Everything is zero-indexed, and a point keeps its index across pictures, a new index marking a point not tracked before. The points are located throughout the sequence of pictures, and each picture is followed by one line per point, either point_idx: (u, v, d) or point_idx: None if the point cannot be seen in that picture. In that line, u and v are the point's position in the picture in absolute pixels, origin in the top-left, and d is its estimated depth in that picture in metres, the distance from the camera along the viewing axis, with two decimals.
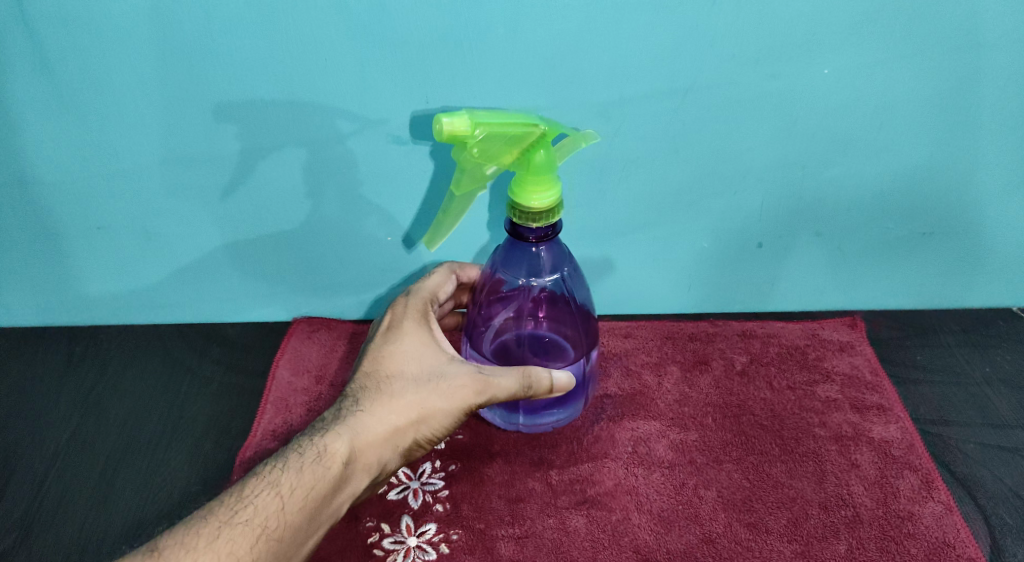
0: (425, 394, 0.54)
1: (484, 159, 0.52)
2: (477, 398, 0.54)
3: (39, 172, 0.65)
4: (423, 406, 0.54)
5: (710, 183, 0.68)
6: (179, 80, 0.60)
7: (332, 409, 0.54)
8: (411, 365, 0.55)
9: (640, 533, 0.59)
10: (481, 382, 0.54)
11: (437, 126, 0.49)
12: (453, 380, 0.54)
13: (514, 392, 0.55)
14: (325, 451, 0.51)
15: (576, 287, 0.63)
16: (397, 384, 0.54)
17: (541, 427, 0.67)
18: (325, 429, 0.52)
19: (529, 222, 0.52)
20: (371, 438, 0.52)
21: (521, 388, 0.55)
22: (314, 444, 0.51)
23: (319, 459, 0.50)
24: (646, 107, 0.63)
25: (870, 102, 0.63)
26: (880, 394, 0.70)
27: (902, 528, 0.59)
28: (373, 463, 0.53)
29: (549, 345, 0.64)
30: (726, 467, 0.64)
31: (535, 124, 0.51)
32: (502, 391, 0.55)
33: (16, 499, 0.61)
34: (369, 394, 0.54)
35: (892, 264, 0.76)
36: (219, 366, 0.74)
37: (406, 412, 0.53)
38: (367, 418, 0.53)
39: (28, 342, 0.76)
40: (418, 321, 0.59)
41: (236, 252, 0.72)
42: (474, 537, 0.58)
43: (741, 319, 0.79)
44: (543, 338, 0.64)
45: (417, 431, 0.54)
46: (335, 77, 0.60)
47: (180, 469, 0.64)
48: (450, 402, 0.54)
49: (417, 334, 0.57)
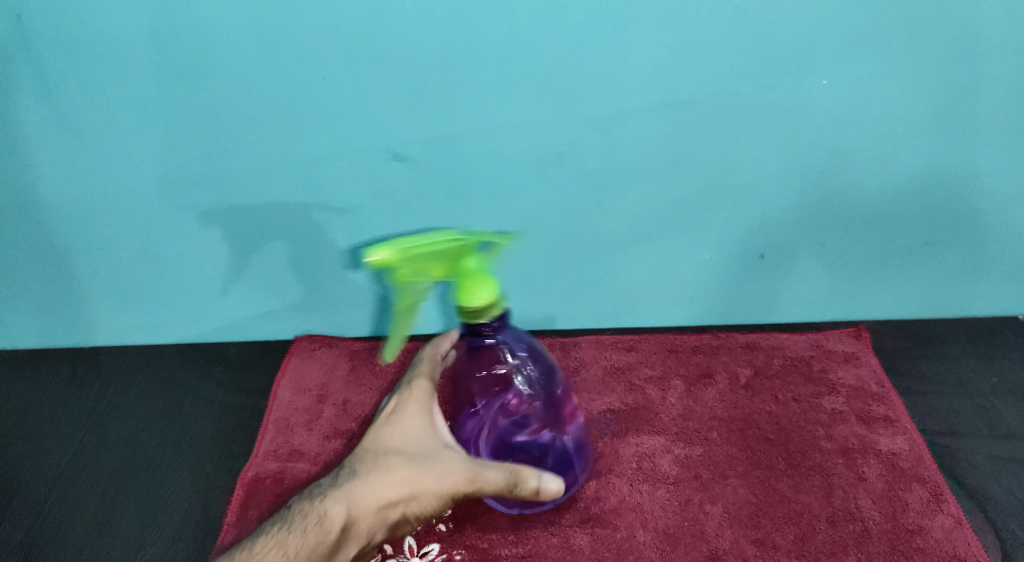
0: (418, 473, 0.52)
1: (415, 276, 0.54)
2: (466, 487, 0.51)
3: (37, 192, 0.65)
4: (414, 485, 0.52)
5: (711, 194, 0.68)
6: (176, 100, 0.60)
7: (334, 475, 0.54)
8: (410, 444, 0.54)
9: (645, 551, 0.58)
10: (472, 469, 0.52)
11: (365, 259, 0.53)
12: (445, 462, 0.52)
13: (502, 489, 0.51)
14: (324, 516, 0.51)
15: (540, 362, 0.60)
16: (393, 459, 0.53)
17: None
18: (324, 493, 0.52)
19: (476, 321, 0.53)
20: (365, 510, 0.51)
21: (508, 486, 0.51)
22: (316, 508, 0.51)
23: (319, 523, 0.50)
24: (645, 119, 0.63)
25: (870, 111, 0.63)
26: (887, 405, 0.70)
27: (911, 543, 0.58)
28: (364, 534, 0.52)
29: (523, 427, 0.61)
30: (732, 482, 0.63)
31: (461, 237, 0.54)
32: (490, 485, 0.51)
33: (18, 522, 0.61)
34: (364, 465, 0.53)
35: (896, 273, 0.76)
36: (220, 385, 0.73)
37: (397, 487, 0.52)
38: (358, 488, 0.52)
39: (29, 364, 0.76)
40: (424, 395, 0.58)
41: (236, 271, 0.72)
42: (477, 557, 0.58)
43: (746, 331, 0.79)
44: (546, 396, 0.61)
45: (406, 508, 0.52)
46: (333, 94, 0.60)
47: (182, 490, 0.63)
48: (440, 484, 0.52)
49: (418, 411, 0.57)
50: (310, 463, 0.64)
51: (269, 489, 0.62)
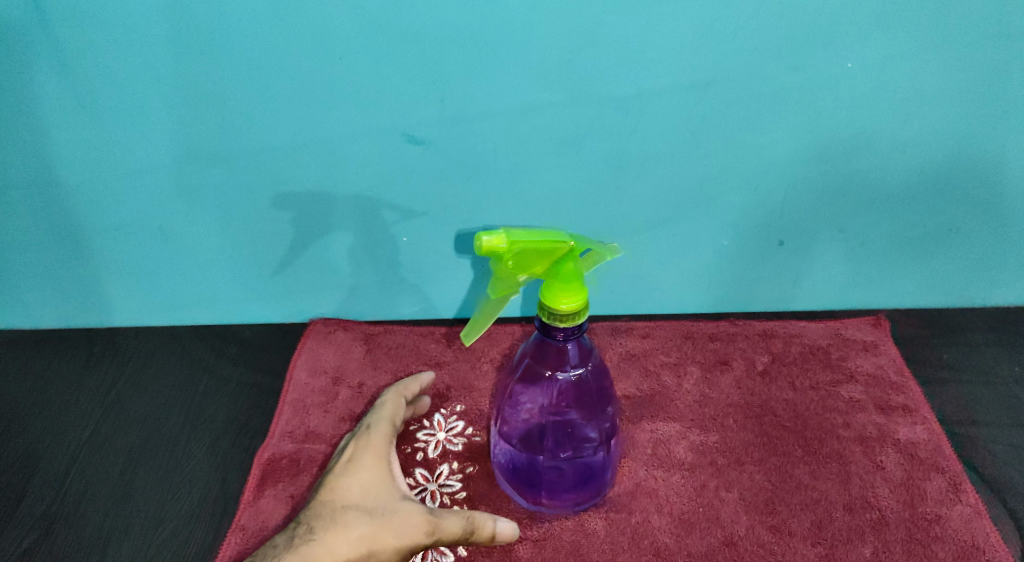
0: (376, 529, 0.53)
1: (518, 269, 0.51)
2: (426, 539, 0.53)
3: (57, 170, 0.66)
4: (374, 540, 0.53)
5: (731, 178, 0.67)
6: (195, 79, 0.60)
7: (286, 536, 0.54)
8: (365, 498, 0.55)
9: (661, 536, 0.58)
10: (431, 523, 0.54)
11: (476, 242, 0.51)
12: (406, 517, 0.54)
13: (463, 538, 0.54)
14: None
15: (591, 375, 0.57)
16: (349, 516, 0.54)
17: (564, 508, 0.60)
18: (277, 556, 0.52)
19: (556, 323, 0.50)
20: None
21: (470, 536, 0.54)
22: None
23: None
24: (666, 101, 0.62)
25: (894, 95, 0.62)
26: (906, 394, 0.69)
27: (929, 531, 0.58)
28: None
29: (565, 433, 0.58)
30: (748, 468, 0.63)
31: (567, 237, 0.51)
32: (450, 535, 0.53)
33: (37, 497, 0.61)
34: (321, 524, 0.54)
35: (917, 260, 0.75)
36: (236, 367, 0.74)
37: (355, 546, 0.53)
38: (317, 546, 0.52)
39: (47, 342, 0.77)
40: (380, 448, 0.59)
41: (253, 252, 0.72)
42: (492, 539, 0.58)
43: (762, 318, 0.78)
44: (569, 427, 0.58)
45: None
46: (352, 74, 0.60)
47: (199, 468, 0.64)
48: (400, 539, 0.53)
49: (374, 464, 0.58)
50: (326, 444, 0.65)
51: (286, 469, 0.62)
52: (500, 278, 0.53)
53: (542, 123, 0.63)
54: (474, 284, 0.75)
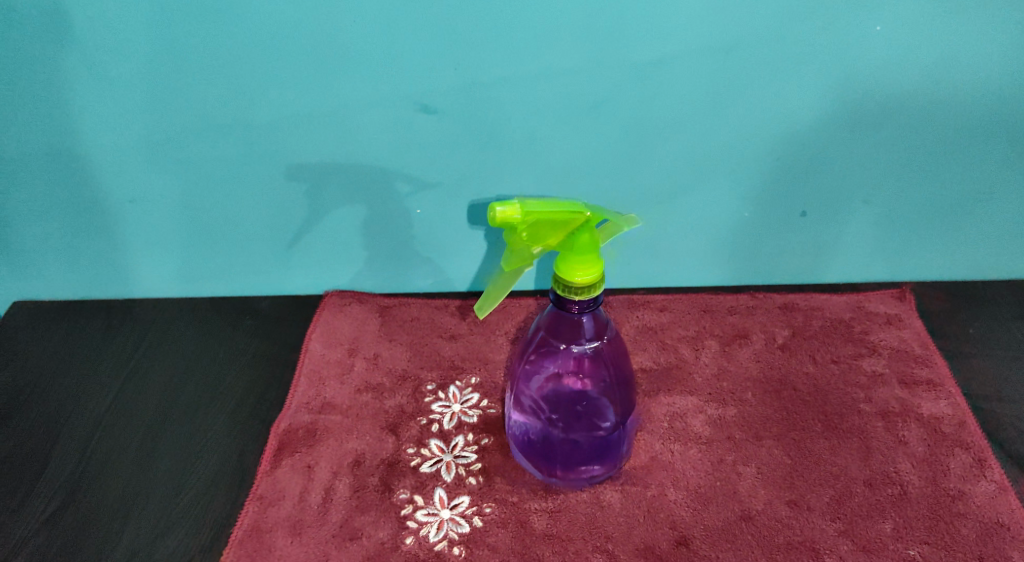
0: None
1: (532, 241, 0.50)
2: None
3: (72, 142, 0.65)
4: None
5: (752, 147, 0.66)
6: (206, 47, 0.59)
7: None
8: None
9: (677, 509, 0.57)
10: None
11: (490, 213, 0.49)
12: None
13: None
14: None
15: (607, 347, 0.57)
16: None
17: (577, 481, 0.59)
18: None
19: (572, 297, 0.49)
20: None
21: None
22: None
23: None
24: (687, 67, 0.60)
25: (925, 59, 0.60)
26: (930, 368, 0.68)
27: (953, 507, 0.57)
28: None
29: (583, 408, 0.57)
30: (767, 443, 0.62)
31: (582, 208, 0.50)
32: None
33: (60, 465, 0.62)
34: None
35: (944, 232, 0.73)
36: (253, 339, 0.74)
37: None
38: None
39: (67, 314, 0.78)
40: None
41: (268, 224, 0.72)
42: (507, 511, 0.57)
43: (782, 291, 0.77)
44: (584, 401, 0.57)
45: None
46: (363, 42, 0.59)
47: (217, 439, 0.64)
48: None
49: None
50: (342, 415, 0.65)
51: (302, 440, 0.63)
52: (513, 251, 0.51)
53: (557, 91, 0.62)
54: (489, 257, 0.75)
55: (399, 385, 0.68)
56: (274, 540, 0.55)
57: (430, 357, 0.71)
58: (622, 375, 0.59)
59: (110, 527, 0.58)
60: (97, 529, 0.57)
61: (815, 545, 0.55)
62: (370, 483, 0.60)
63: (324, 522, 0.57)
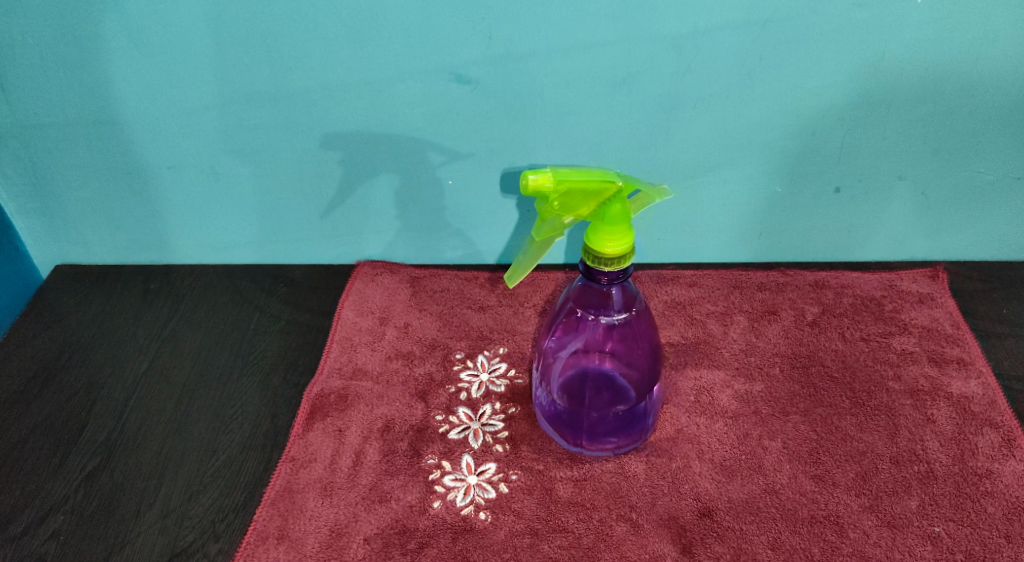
0: None
1: (564, 210, 0.51)
2: None
3: (113, 108, 0.67)
4: None
5: (787, 122, 0.65)
6: (243, 18, 0.60)
7: None
8: None
9: (701, 481, 0.58)
10: None
11: (523, 180, 0.50)
12: None
13: None
14: None
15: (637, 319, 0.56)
16: None
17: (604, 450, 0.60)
18: None
19: (601, 267, 0.50)
20: None
21: None
22: None
23: None
24: (722, 40, 0.60)
25: (967, 34, 0.59)
26: (961, 347, 0.67)
27: (979, 486, 0.57)
28: None
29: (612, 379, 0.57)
30: (793, 418, 0.62)
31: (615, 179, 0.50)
32: None
33: (99, 424, 0.65)
34: None
35: (980, 211, 0.72)
36: (286, 306, 0.75)
37: None
38: None
39: (107, 279, 0.80)
40: None
41: (301, 194, 0.73)
42: (533, 478, 0.58)
43: (813, 269, 0.77)
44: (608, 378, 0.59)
45: None
46: (398, 11, 0.59)
47: (250, 402, 0.66)
48: None
49: None
50: (373, 382, 0.66)
51: (334, 405, 0.64)
52: (544, 220, 0.52)
53: (590, 63, 0.62)
54: (519, 229, 0.75)
55: (429, 353, 0.69)
56: (306, 501, 0.57)
57: (460, 327, 0.72)
58: (649, 348, 0.58)
59: (146, 485, 0.59)
60: (133, 487, 0.59)
61: (840, 519, 0.55)
62: (399, 447, 0.61)
63: (354, 484, 0.58)
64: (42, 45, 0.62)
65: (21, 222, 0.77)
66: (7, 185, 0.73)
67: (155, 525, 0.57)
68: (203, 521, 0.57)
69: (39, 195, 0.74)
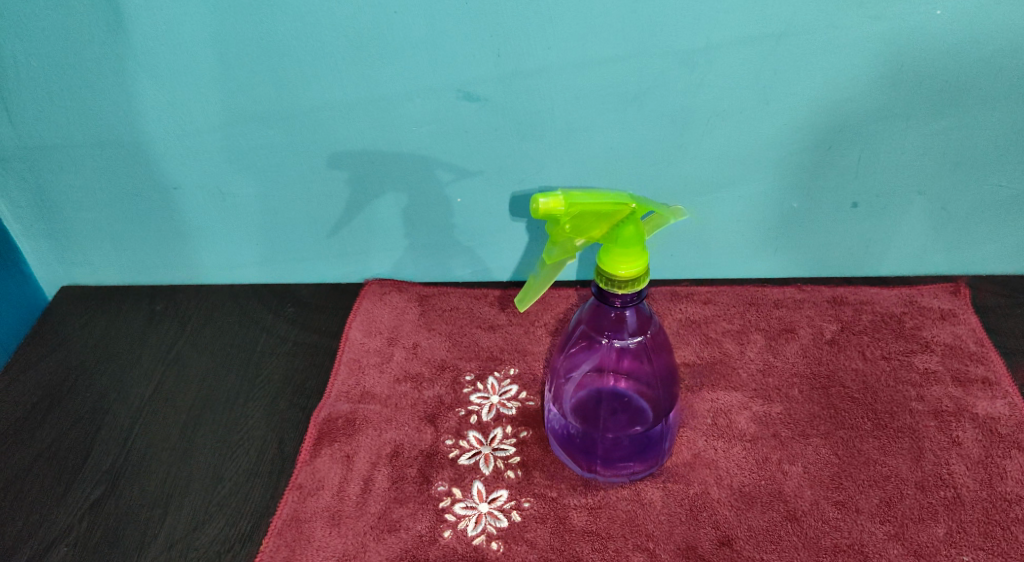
0: None
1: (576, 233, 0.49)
2: None
3: (118, 130, 0.66)
4: None
5: (803, 136, 0.64)
6: (244, 36, 0.59)
7: None
8: None
9: (720, 508, 0.56)
10: None
11: (533, 204, 0.47)
12: None
13: None
14: None
15: (654, 343, 0.55)
16: None
17: (619, 476, 0.58)
18: None
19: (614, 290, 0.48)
20: None
21: None
22: None
23: None
24: (736, 54, 0.58)
25: (989, 45, 0.57)
26: (986, 366, 0.65)
27: (1009, 513, 0.55)
28: None
29: (628, 403, 0.56)
30: (814, 441, 0.60)
31: (627, 199, 0.48)
32: None
33: (104, 451, 0.64)
34: None
35: (1003, 225, 0.70)
36: (293, 327, 0.74)
37: None
38: None
39: (113, 300, 0.79)
40: None
41: (308, 213, 0.72)
42: (546, 506, 0.57)
43: (830, 284, 0.75)
44: (625, 394, 0.56)
45: None
46: (405, 29, 0.58)
47: (256, 427, 0.65)
48: None
49: None
50: (381, 405, 0.65)
51: (342, 429, 0.63)
52: (556, 242, 0.50)
53: (601, 80, 0.60)
54: (530, 247, 0.74)
55: (438, 375, 0.68)
56: (313, 530, 0.56)
57: (469, 348, 0.70)
58: (667, 369, 0.56)
59: (150, 516, 0.58)
60: (137, 517, 0.58)
61: (864, 548, 0.53)
62: (408, 474, 0.59)
63: (362, 512, 0.57)
64: (46, 68, 0.61)
65: (26, 245, 0.76)
66: (12, 207, 0.72)
67: (160, 557, 0.55)
68: (209, 552, 0.55)
69: (44, 217, 0.73)
